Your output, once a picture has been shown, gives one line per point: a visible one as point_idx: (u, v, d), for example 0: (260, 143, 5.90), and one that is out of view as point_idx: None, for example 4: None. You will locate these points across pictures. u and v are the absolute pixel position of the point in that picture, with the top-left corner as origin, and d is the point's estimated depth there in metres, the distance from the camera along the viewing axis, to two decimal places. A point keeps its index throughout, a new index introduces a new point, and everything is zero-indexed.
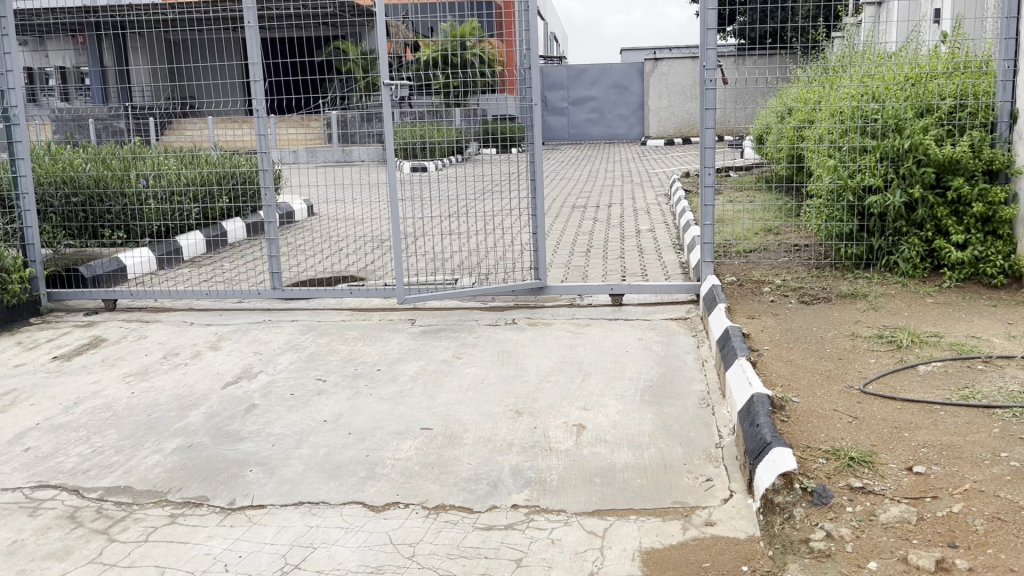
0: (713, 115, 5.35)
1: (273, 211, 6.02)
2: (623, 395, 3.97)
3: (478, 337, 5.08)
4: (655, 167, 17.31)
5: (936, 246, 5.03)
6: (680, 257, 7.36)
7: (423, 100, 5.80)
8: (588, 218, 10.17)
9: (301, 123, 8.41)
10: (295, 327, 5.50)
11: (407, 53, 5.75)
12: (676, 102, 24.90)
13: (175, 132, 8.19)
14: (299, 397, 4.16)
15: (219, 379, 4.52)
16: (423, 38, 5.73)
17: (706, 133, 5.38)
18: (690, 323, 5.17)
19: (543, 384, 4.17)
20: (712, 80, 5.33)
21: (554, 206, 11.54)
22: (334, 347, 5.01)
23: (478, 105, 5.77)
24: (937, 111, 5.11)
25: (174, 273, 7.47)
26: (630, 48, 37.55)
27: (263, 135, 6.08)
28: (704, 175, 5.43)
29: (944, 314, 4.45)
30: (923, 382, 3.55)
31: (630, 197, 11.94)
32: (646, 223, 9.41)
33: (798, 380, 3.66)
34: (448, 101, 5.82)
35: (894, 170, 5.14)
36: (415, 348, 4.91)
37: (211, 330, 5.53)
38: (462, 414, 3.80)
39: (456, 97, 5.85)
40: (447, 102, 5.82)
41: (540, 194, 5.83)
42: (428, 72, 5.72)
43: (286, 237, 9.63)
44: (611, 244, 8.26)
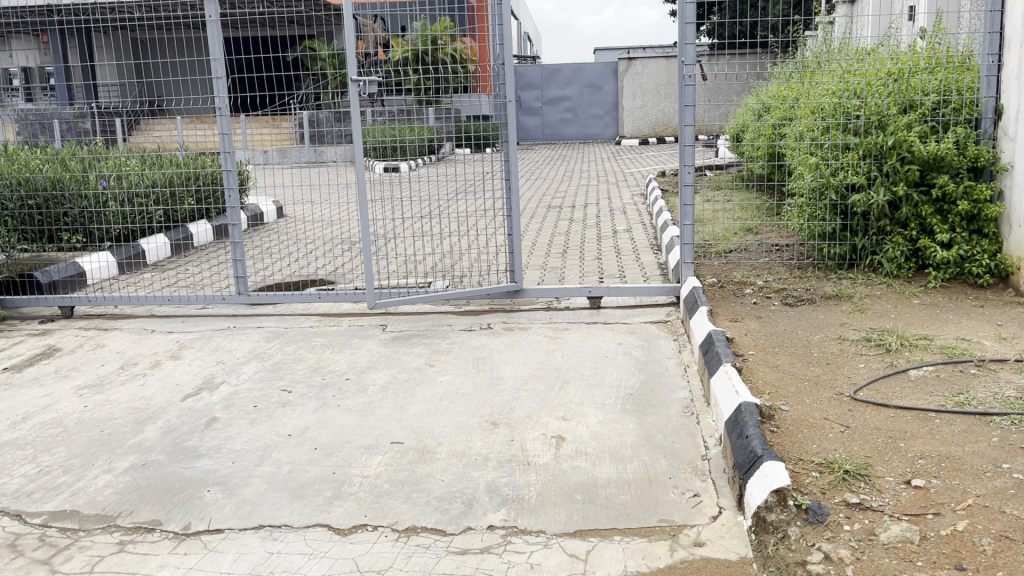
0: (692, 112, 5.20)
1: (238, 214, 5.78)
2: (604, 404, 3.80)
3: (452, 343, 4.88)
4: (630, 166, 17.20)
5: (921, 245, 4.91)
6: (658, 257, 7.21)
7: (395, 99, 5.55)
8: (564, 218, 10.00)
9: (268, 121, 8.14)
10: (260, 333, 5.27)
11: (379, 51, 5.53)
12: (650, 101, 24.87)
13: (141, 133, 7.92)
14: (262, 410, 3.94)
15: (178, 391, 4.28)
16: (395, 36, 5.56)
17: (685, 131, 5.23)
18: (671, 326, 5.02)
19: (520, 393, 3.98)
20: (691, 76, 5.18)
21: (528, 205, 11.38)
22: (301, 355, 4.80)
23: (452, 104, 5.57)
24: (920, 107, 4.99)
25: (136, 278, 7.19)
26: (603, 48, 37.52)
27: (227, 134, 5.83)
28: (683, 173, 5.27)
29: (933, 316, 4.33)
30: (916, 388, 3.41)
31: (605, 197, 11.80)
32: (622, 223, 9.27)
33: (786, 387, 3.51)
34: (422, 99, 5.58)
35: (877, 168, 5.01)
36: (386, 355, 4.70)
37: (172, 338, 5.28)
38: (436, 427, 3.60)
39: (428, 95, 5.66)
40: (420, 99, 5.58)
41: (515, 194, 5.64)
42: (399, 70, 5.54)
43: (254, 240, 9.36)
44: (588, 245, 8.10)
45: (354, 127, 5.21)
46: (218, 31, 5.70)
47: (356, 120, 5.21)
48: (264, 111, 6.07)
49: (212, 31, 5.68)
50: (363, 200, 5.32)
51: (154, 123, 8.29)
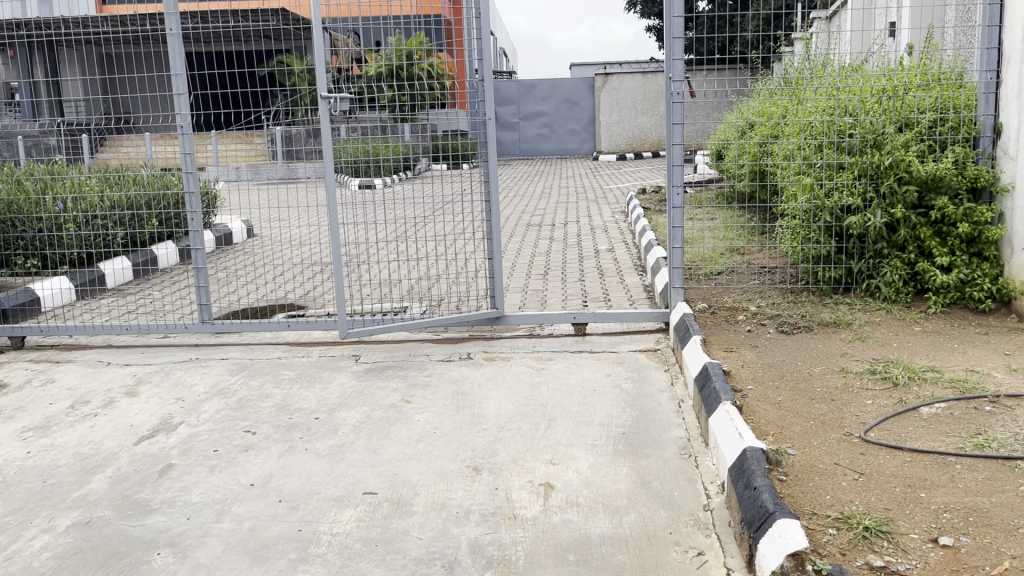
0: (681, 130, 4.97)
1: (201, 238, 5.46)
2: (593, 445, 3.52)
3: (429, 375, 4.59)
4: (608, 182, 17.05)
5: (919, 269, 4.70)
6: (642, 279, 6.97)
7: (368, 116, 5.29)
8: (544, 237, 9.75)
9: (240, 136, 7.79)
10: (225, 366, 4.94)
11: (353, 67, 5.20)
12: (627, 116, 24.79)
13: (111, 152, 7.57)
14: (223, 455, 3.62)
15: (132, 433, 3.95)
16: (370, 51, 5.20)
17: (674, 150, 5.00)
18: (661, 355, 4.76)
19: (503, 433, 3.70)
20: (680, 93, 4.96)
21: (507, 224, 11.12)
22: (267, 390, 4.48)
23: (429, 123, 5.29)
24: (916, 125, 4.82)
25: (94, 304, 6.82)
26: (579, 63, 37.51)
27: (189, 153, 5.51)
28: (672, 195, 5.04)
29: (937, 345, 4.11)
30: (930, 428, 3.17)
31: (585, 214, 11.58)
32: (604, 242, 9.04)
33: (791, 428, 3.26)
34: (396, 117, 5.33)
35: (873, 189, 4.81)
36: (359, 390, 4.40)
37: (129, 372, 4.93)
38: (412, 474, 3.31)
39: (403, 112, 5.34)
40: (395, 118, 5.33)
41: (495, 216, 5.37)
42: (373, 87, 5.24)
43: (223, 262, 9.01)
44: (569, 266, 7.85)
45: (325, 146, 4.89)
46: (179, 43, 5.36)
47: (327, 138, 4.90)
48: (230, 128, 5.72)
49: (172, 43, 5.35)
50: (335, 223, 5.00)
51: (122, 141, 7.96)
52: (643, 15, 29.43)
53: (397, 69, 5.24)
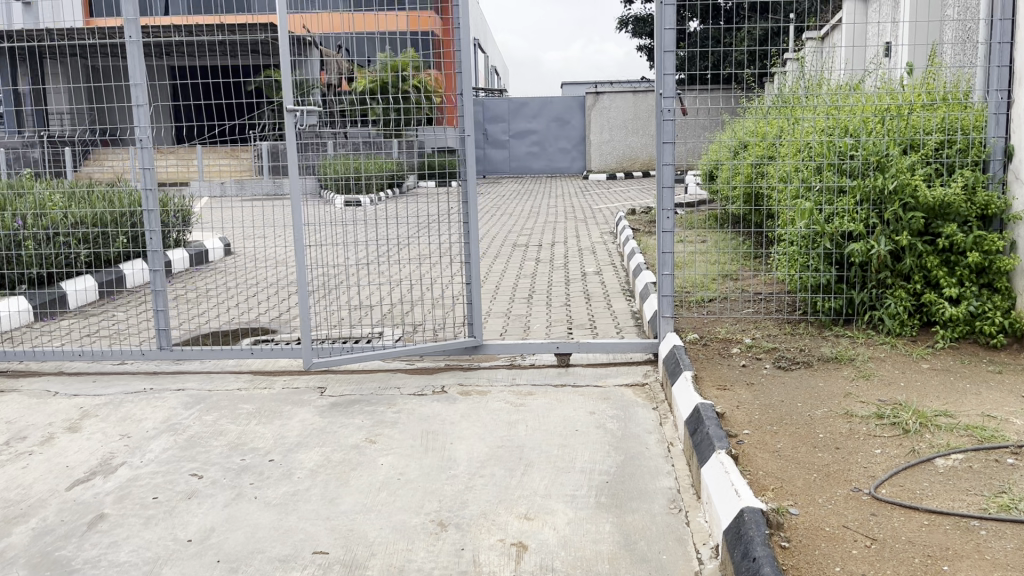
0: (672, 149, 4.65)
1: (159, 258, 5.07)
2: (573, 496, 3.18)
3: (399, 411, 4.24)
4: (598, 202, 16.76)
5: (926, 300, 4.39)
6: (631, 304, 6.65)
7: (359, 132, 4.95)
8: (530, 259, 9.43)
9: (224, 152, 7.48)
10: (180, 398, 4.57)
11: (342, 85, 4.94)
12: (618, 135, 24.59)
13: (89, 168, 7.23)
14: (162, 503, 3.26)
15: (66, 475, 3.58)
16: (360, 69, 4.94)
17: (663, 170, 4.68)
18: (649, 390, 4.43)
19: (475, 480, 3.35)
20: (671, 111, 4.66)
21: (493, 244, 10.80)
22: (222, 426, 4.12)
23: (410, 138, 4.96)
24: (922, 147, 4.55)
25: (51, 326, 6.44)
26: (570, 82, 37.40)
27: (147, 168, 5.13)
28: (661, 218, 4.72)
29: (948, 385, 3.80)
30: (947, 484, 2.84)
31: (574, 235, 11.27)
32: (592, 265, 8.71)
33: (792, 482, 2.92)
34: (387, 133, 4.98)
35: (876, 214, 4.52)
36: (321, 428, 4.05)
37: (76, 403, 4.56)
38: (370, 530, 2.96)
39: (392, 128, 4.98)
40: (385, 133, 4.97)
41: (474, 238, 5.05)
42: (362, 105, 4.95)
43: (196, 281, 8.65)
44: (556, 290, 7.52)
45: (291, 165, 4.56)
46: (139, 51, 5.02)
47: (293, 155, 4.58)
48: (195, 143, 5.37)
49: (131, 51, 5.01)
50: (301, 246, 4.70)
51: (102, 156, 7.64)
52: (636, 35, 29.31)
53: (388, 85, 4.96)
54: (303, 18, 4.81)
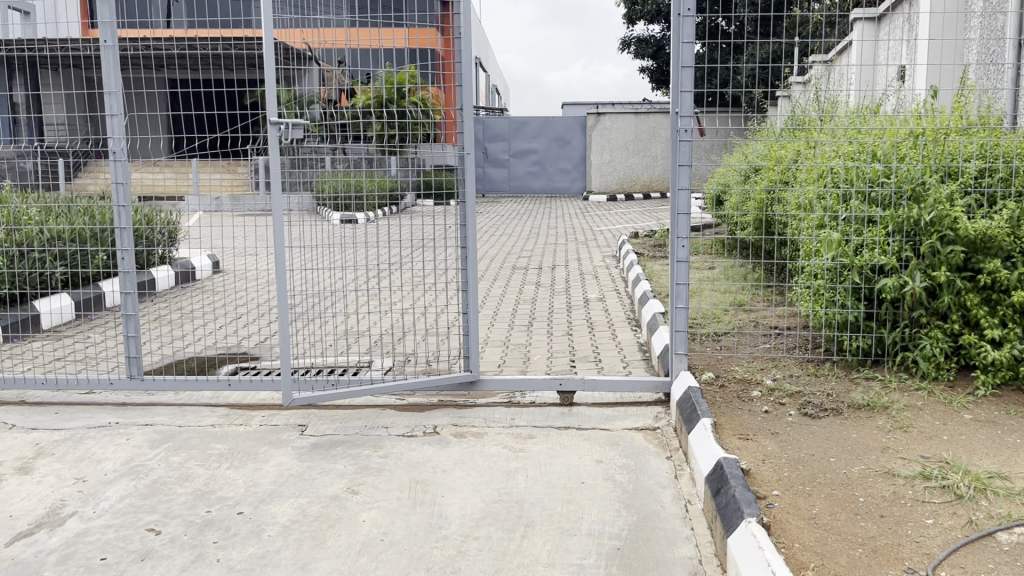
0: (688, 172, 4.28)
1: (131, 280, 4.69)
2: (581, 566, 2.79)
3: (386, 455, 3.85)
4: (598, 224, 16.42)
5: (965, 342, 4.02)
6: (637, 335, 6.27)
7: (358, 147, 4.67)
8: (529, 283, 9.04)
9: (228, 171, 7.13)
10: (146, 435, 4.17)
11: (341, 100, 4.57)
12: (619, 157, 24.32)
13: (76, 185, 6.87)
14: (111, 566, 2.85)
15: (7, 528, 3.18)
16: (360, 85, 4.57)
17: (679, 195, 4.30)
18: (661, 436, 4.04)
19: (469, 544, 2.96)
20: (688, 131, 4.30)
21: (491, 266, 10.42)
22: (189, 470, 3.72)
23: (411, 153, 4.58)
24: (961, 175, 4.22)
25: (19, 348, 6.03)
26: (570, 102, 37.21)
27: (118, 183, 4.70)
28: (675, 247, 4.33)
29: (997, 439, 3.42)
30: (1016, 566, 2.46)
31: (574, 258, 10.90)
32: (594, 290, 8.34)
33: (835, 560, 2.52)
34: (381, 148, 4.63)
35: (909, 246, 4.17)
36: (299, 474, 3.65)
37: (32, 438, 4.15)
38: None
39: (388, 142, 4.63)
40: (380, 148, 4.63)
41: (472, 264, 4.65)
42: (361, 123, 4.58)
43: (180, 300, 8.25)
44: (557, 317, 7.14)
45: (272, 186, 4.19)
46: (114, 57, 4.65)
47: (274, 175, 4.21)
48: (172, 156, 4.90)
49: (106, 56, 4.65)
50: (282, 268, 4.31)
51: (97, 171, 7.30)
52: (637, 57, 29.12)
53: (388, 100, 4.57)
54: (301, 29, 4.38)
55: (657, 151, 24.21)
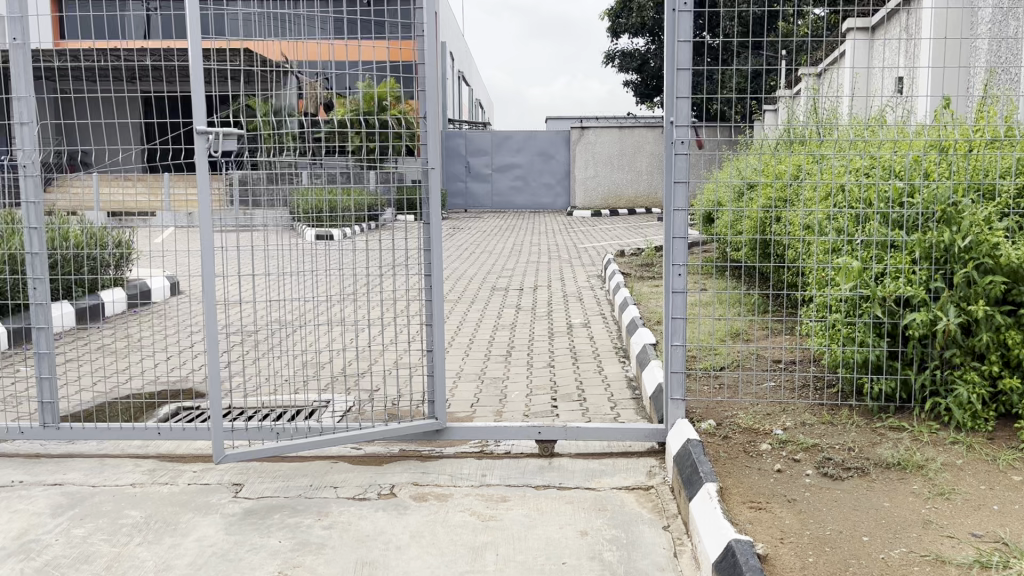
0: (686, 189, 3.70)
1: (47, 312, 4.10)
2: None
3: (330, 525, 3.25)
4: (582, 241, 15.87)
5: (1006, 386, 3.49)
6: (625, 367, 5.71)
7: (337, 161, 3.92)
8: (509, 305, 8.45)
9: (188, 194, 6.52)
10: (51, 497, 3.55)
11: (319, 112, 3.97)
12: (603, 171, 23.86)
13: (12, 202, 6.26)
14: None
15: None
16: (339, 97, 3.99)
17: (675, 217, 3.71)
18: (656, 498, 3.46)
19: None
20: (685, 143, 3.73)
21: (469, 286, 9.83)
22: (92, 546, 3.10)
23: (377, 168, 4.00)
24: (998, 195, 3.72)
25: None
26: (553, 117, 36.80)
27: (33, 202, 4.12)
28: (671, 275, 3.74)
29: None
30: None
31: (557, 278, 10.33)
32: (579, 314, 7.77)
33: None
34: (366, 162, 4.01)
35: (940, 275, 3.66)
36: (224, 551, 3.04)
37: None
38: None
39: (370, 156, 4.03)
40: (365, 163, 4.01)
41: (437, 294, 4.02)
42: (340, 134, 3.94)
43: (129, 326, 7.60)
44: (537, 346, 6.57)
45: (199, 215, 3.57)
46: (25, 57, 4.07)
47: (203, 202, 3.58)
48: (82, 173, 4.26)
49: (14, 56, 4.07)
50: (211, 298, 3.71)
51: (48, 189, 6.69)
52: (622, 70, 28.76)
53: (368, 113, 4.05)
54: (280, 44, 3.93)
55: (642, 165, 23.76)
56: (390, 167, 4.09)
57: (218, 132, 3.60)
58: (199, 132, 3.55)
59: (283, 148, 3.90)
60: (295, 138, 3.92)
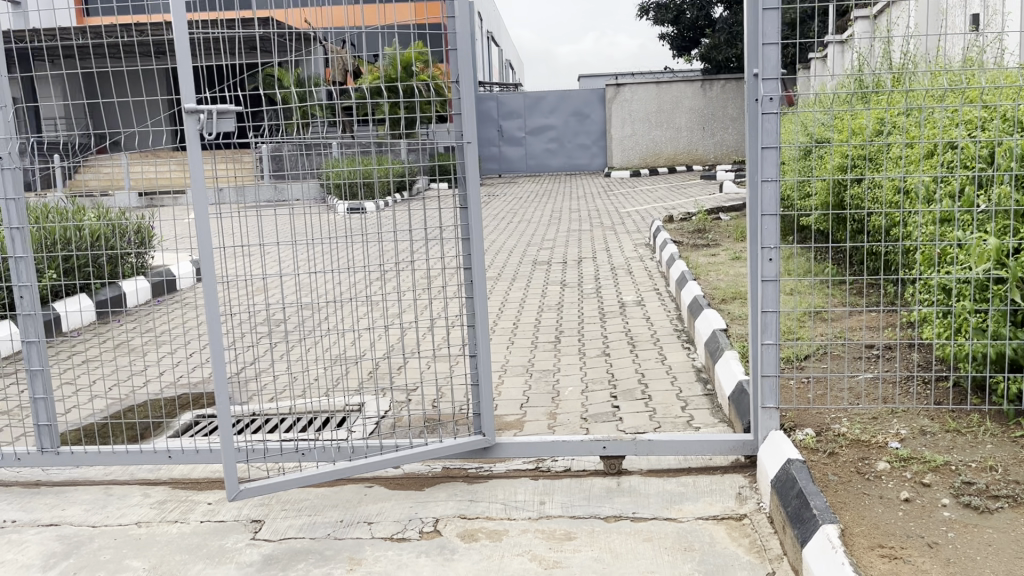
0: (776, 156, 3.07)
1: (38, 323, 3.61)
2: None
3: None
4: (624, 204, 15.14)
5: None
6: (690, 354, 5.10)
7: (366, 133, 3.40)
8: (553, 282, 7.85)
9: None
10: (45, 542, 3.07)
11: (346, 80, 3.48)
12: (641, 129, 22.99)
13: None
14: None
15: None
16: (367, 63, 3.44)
17: (764, 189, 3.07)
18: (753, 531, 2.88)
19: None
20: (774, 99, 3.08)
21: (509, 261, 9.23)
22: None
23: (405, 145, 3.36)
24: None
25: None
26: (586, 75, 35.72)
27: (13, 199, 3.61)
28: (760, 259, 3.11)
29: None
30: None
31: (603, 249, 9.68)
32: (630, 291, 7.15)
33: None
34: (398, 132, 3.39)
35: None
36: None
37: None
38: None
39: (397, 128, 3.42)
40: (397, 133, 3.38)
41: (478, 291, 3.39)
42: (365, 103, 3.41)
43: (151, 320, 7.13)
44: (588, 329, 5.97)
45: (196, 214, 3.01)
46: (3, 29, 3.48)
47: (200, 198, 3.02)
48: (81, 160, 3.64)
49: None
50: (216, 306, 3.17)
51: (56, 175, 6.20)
52: (657, 24, 27.65)
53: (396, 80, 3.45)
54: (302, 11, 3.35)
55: (681, 122, 22.86)
56: (419, 135, 3.38)
57: (211, 110, 3.02)
58: (187, 111, 2.97)
59: (314, 123, 3.39)
60: (326, 109, 3.38)
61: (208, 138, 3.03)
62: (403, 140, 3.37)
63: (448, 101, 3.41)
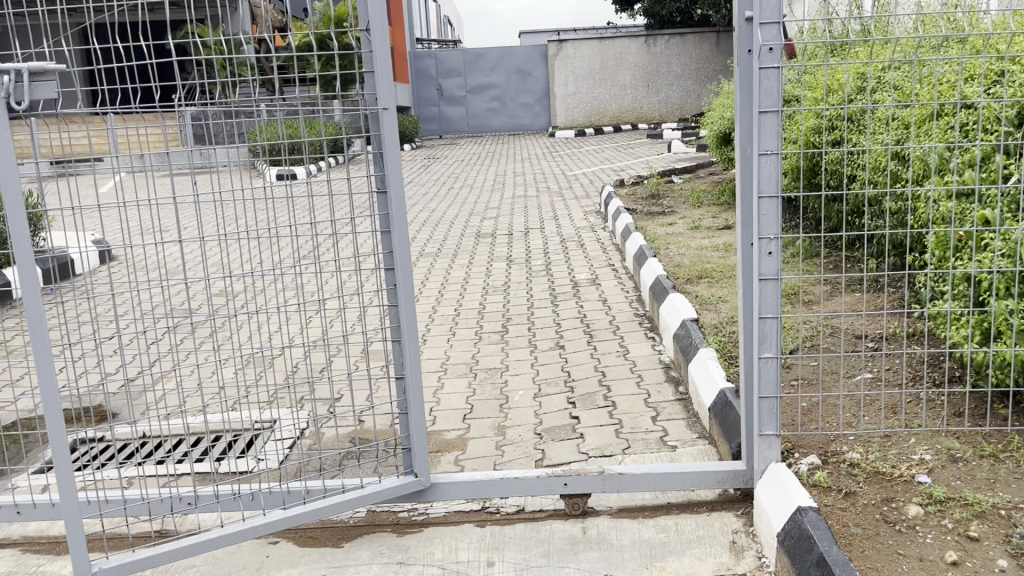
0: (777, 122, 2.41)
1: None
2: None
3: None
4: (570, 167, 14.46)
5: None
6: (655, 346, 4.49)
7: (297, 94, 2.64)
8: (499, 258, 7.16)
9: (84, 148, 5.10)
10: None
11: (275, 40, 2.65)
12: (585, 87, 22.28)
13: None
14: None
15: None
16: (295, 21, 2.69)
17: (762, 164, 2.43)
18: None
19: None
20: (775, 47, 2.40)
21: (449, 234, 8.50)
22: None
23: (343, 109, 2.58)
24: None
25: None
26: (528, 31, 34.67)
27: None
28: (759, 251, 2.47)
29: None
30: None
31: (551, 218, 9.01)
32: (583, 267, 6.52)
33: None
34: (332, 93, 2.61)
35: None
36: None
37: None
38: None
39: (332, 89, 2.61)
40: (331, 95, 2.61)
41: (404, 297, 2.67)
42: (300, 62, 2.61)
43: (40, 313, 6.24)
44: (538, 315, 5.33)
45: (4, 198, 2.32)
46: None
47: (7, 173, 2.32)
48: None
49: None
50: (45, 333, 2.40)
51: None
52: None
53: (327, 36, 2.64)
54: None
55: (626, 79, 22.18)
56: (356, 94, 2.64)
57: (18, 71, 2.35)
58: None
59: (243, 83, 2.61)
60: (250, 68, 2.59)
61: (16, 109, 2.37)
62: (338, 101, 2.61)
63: (356, 56, 2.63)
